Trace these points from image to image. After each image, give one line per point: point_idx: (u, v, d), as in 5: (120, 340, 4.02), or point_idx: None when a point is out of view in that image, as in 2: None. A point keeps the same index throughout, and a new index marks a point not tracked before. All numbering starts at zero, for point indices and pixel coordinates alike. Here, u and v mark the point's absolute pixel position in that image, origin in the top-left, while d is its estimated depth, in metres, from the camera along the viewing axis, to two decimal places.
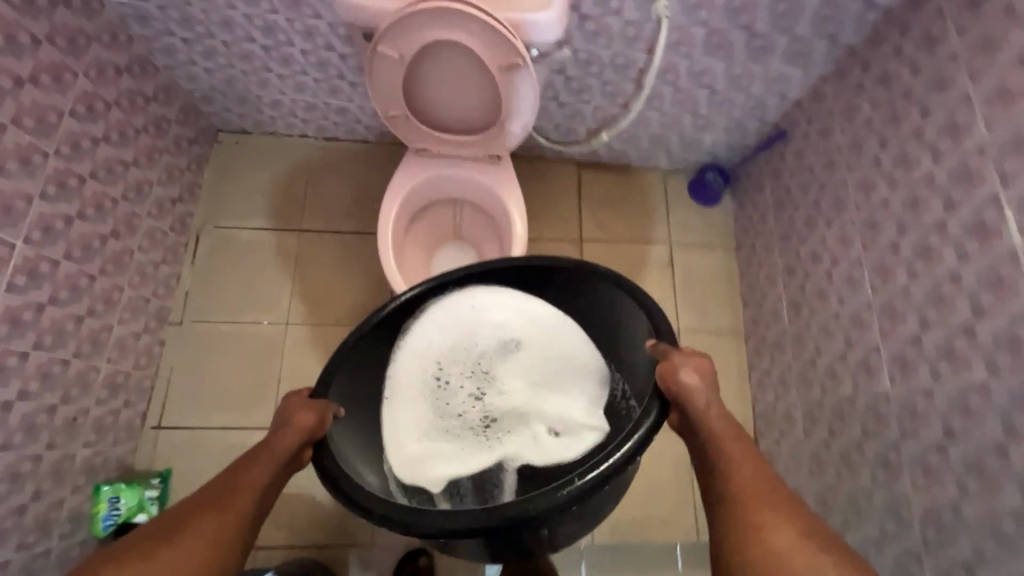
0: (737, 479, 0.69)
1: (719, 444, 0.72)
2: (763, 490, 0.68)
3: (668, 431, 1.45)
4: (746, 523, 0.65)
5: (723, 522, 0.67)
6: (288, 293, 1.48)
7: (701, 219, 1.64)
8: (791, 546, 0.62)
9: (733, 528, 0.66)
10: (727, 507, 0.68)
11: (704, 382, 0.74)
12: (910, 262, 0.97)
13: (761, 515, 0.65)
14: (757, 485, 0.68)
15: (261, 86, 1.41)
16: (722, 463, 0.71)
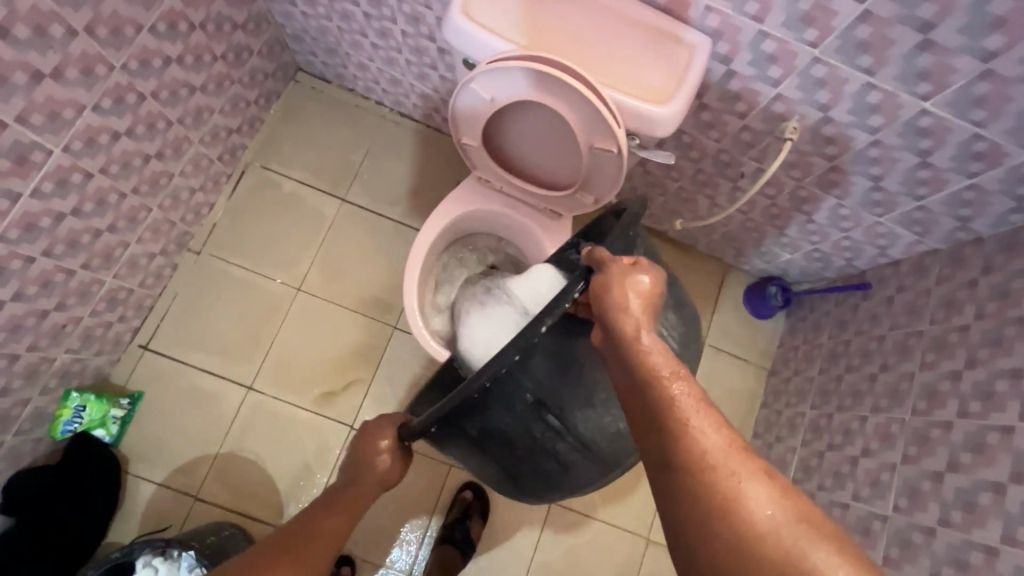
0: (693, 433, 0.52)
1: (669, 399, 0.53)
2: (725, 444, 0.51)
3: (628, 533, 1.38)
4: (707, 501, 0.49)
5: (678, 496, 0.51)
6: (310, 259, 1.43)
7: (746, 330, 1.51)
8: (767, 520, 0.48)
9: (692, 507, 0.50)
10: (680, 477, 0.51)
11: (639, 287, 0.61)
12: (949, 506, 0.87)
13: (719, 485, 0.50)
14: (715, 438, 0.51)
15: (352, 46, 1.34)
16: (672, 420, 0.53)
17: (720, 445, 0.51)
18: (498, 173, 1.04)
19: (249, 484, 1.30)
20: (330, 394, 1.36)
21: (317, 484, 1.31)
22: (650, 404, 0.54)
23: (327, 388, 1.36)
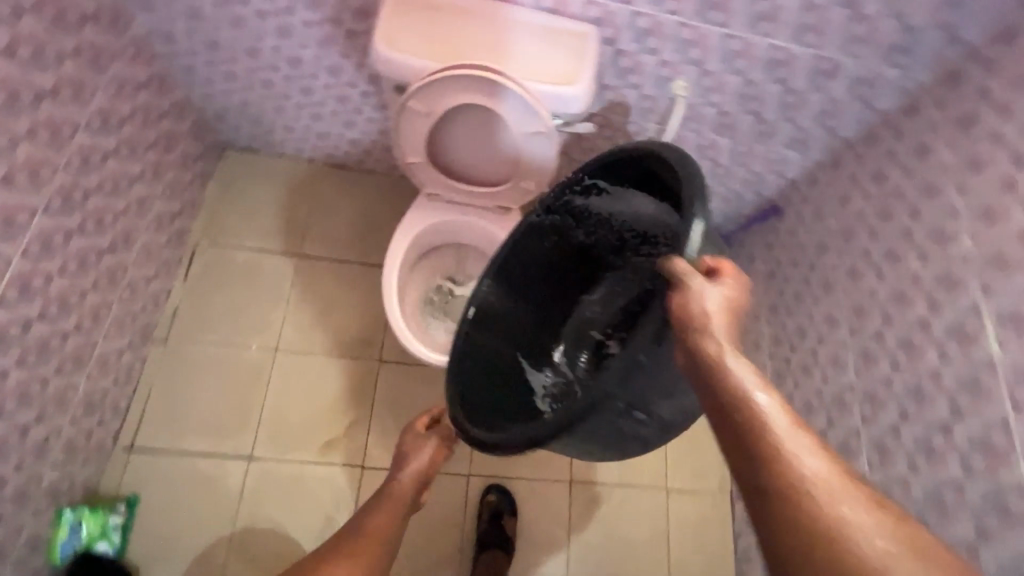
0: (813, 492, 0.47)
1: (781, 454, 0.49)
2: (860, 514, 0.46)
3: (648, 489, 1.45)
4: (810, 532, 0.46)
5: (772, 525, 0.47)
6: (281, 318, 1.45)
7: None
8: (881, 558, 0.44)
9: (790, 538, 0.46)
10: (773, 499, 0.48)
11: (717, 306, 0.59)
12: (895, 353, 1.02)
13: (827, 519, 0.46)
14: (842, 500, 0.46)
15: (276, 111, 1.42)
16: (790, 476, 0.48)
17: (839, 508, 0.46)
18: (450, 185, 1.15)
19: (272, 553, 1.26)
20: (333, 440, 1.36)
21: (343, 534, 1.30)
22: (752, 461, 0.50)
23: (329, 436, 1.36)
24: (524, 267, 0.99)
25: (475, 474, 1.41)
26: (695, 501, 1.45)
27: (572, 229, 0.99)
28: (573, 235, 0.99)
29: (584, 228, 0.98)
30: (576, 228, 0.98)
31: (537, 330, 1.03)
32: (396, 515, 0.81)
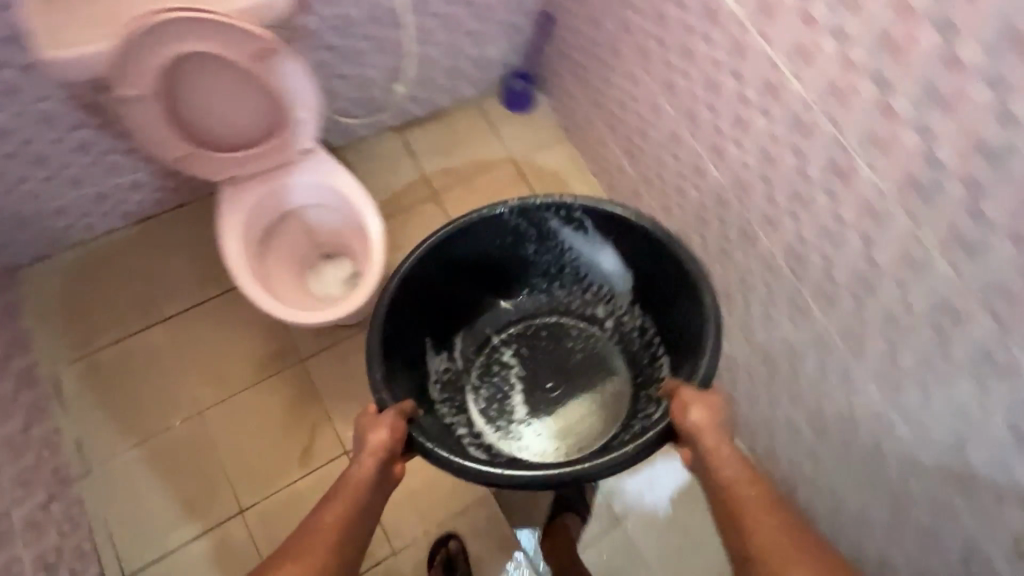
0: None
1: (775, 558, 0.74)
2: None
3: None
4: (740, 519, 0.79)
5: (729, 518, 0.81)
6: (186, 384, 1.38)
7: (527, 125, 1.70)
8: (792, 549, 0.75)
9: (739, 518, 0.79)
10: (731, 514, 0.80)
11: (698, 412, 0.87)
12: (682, 66, 1.12)
13: (752, 518, 0.78)
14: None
15: (37, 198, 1.29)
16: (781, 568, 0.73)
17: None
18: (247, 157, 1.15)
19: None
20: (308, 449, 1.36)
21: None
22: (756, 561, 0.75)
23: (300, 447, 1.36)
24: (473, 237, 1.18)
25: None
26: None
27: (527, 242, 1.24)
28: (526, 248, 1.25)
29: (537, 250, 1.26)
30: (534, 231, 1.21)
31: (439, 285, 1.21)
32: (356, 504, 0.84)
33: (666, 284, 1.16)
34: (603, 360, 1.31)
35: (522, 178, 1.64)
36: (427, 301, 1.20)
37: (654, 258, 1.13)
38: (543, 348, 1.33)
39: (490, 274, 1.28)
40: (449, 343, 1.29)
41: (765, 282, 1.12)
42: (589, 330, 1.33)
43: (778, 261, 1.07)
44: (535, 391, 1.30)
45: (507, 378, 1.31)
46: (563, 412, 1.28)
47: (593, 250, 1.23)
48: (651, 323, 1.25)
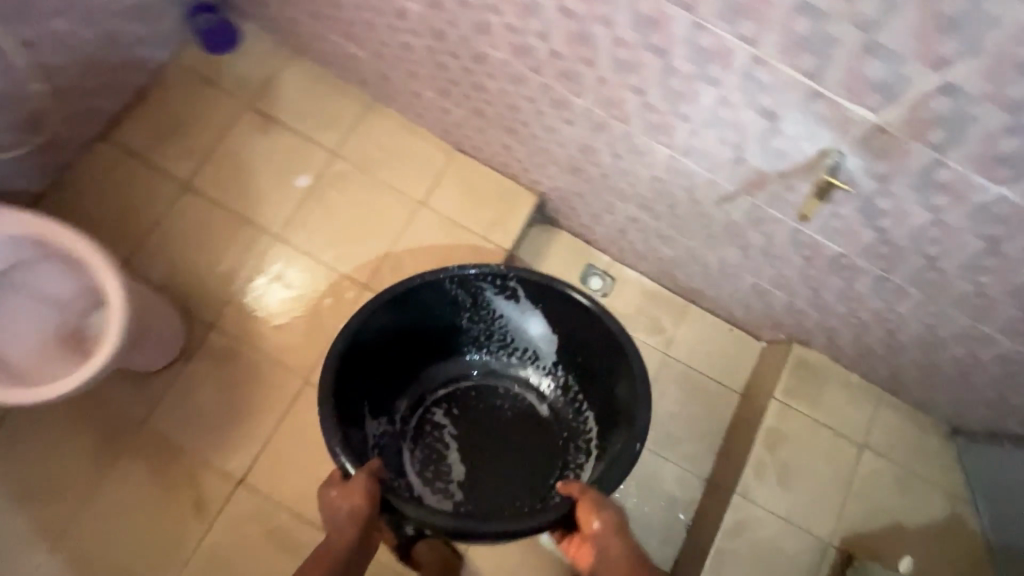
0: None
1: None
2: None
3: (410, 215, 1.44)
4: None
5: None
6: (25, 514, 1.21)
7: (245, 59, 1.48)
8: None
9: None
10: None
11: (602, 523, 0.97)
12: None
13: None
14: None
15: None
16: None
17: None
18: None
19: None
20: (196, 500, 1.24)
21: (294, 521, 1.26)
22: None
23: (189, 504, 1.24)
24: (410, 305, 1.23)
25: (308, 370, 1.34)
26: (442, 182, 1.46)
27: (462, 311, 1.32)
28: (462, 317, 1.33)
29: (469, 320, 1.34)
30: (466, 296, 1.29)
31: (369, 346, 1.21)
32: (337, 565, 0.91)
33: (598, 345, 1.24)
34: (541, 427, 1.34)
35: (270, 117, 1.46)
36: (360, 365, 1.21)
37: (565, 309, 1.25)
38: (477, 415, 1.35)
39: (427, 342, 1.34)
40: (387, 405, 1.30)
41: (521, 93, 1.09)
42: (526, 405, 1.37)
43: (515, 65, 1.02)
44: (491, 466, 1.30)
45: (442, 440, 1.32)
46: (492, 465, 1.30)
47: (509, 311, 1.31)
48: (572, 380, 1.35)
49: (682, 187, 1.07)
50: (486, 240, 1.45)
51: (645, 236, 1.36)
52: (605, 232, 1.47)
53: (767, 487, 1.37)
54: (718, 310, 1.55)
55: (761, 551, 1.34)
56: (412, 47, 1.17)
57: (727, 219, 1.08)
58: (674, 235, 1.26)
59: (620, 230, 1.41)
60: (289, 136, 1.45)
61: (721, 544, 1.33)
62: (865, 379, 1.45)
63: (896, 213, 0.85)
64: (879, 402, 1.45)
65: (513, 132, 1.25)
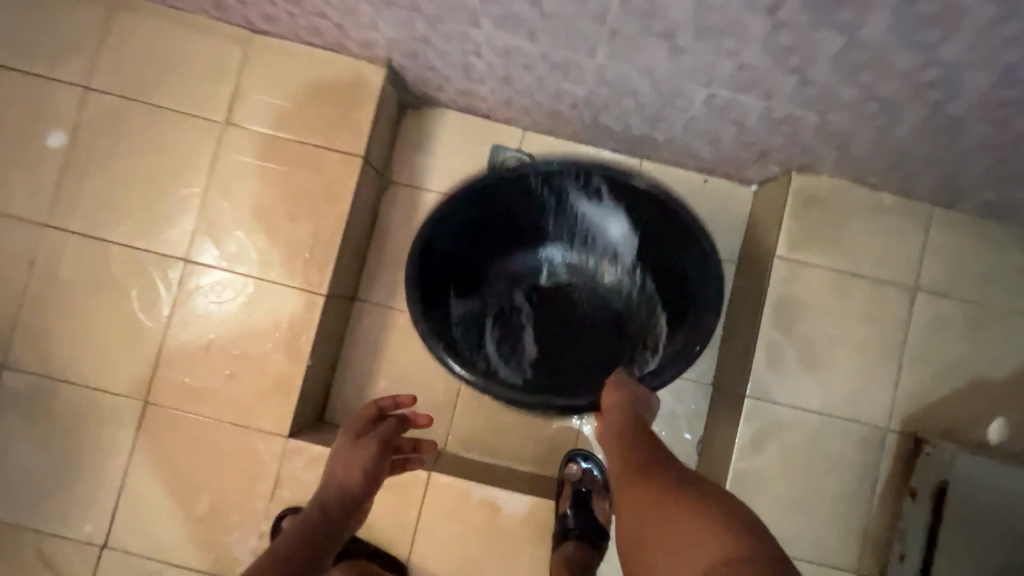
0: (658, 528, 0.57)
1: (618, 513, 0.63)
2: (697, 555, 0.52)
3: (221, 147, 1.02)
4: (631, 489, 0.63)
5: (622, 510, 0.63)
6: None
7: None
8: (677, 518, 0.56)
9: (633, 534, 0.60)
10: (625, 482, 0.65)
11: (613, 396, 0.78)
12: None
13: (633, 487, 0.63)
14: (704, 547, 0.52)
15: None
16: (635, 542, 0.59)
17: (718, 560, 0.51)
18: None
19: None
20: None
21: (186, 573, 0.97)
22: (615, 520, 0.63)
23: None
24: (485, 207, 1.01)
25: (142, 392, 0.99)
26: (251, 88, 1.03)
27: (545, 215, 1.05)
28: (545, 223, 1.06)
29: (556, 223, 1.06)
30: (550, 194, 1.02)
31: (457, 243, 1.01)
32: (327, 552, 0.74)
33: (676, 241, 0.96)
34: (613, 337, 1.01)
35: None
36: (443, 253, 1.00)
37: (663, 214, 0.96)
38: (556, 318, 1.04)
39: (514, 259, 1.08)
40: (473, 289, 1.05)
41: None
42: (603, 306, 1.04)
43: None
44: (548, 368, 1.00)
45: (510, 330, 1.04)
46: (550, 367, 1.00)
47: (609, 211, 1.02)
48: (653, 281, 1.02)
49: None
50: (329, 149, 1.02)
51: (537, 75, 0.91)
52: (490, 90, 1.01)
53: (787, 377, 1.00)
54: (679, 159, 1.11)
55: (795, 460, 0.99)
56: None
57: None
58: (570, 56, 0.82)
59: (504, 79, 0.95)
60: (21, 81, 1.01)
61: (741, 464, 0.99)
62: (903, 197, 1.02)
63: None
64: (928, 224, 1.02)
65: None
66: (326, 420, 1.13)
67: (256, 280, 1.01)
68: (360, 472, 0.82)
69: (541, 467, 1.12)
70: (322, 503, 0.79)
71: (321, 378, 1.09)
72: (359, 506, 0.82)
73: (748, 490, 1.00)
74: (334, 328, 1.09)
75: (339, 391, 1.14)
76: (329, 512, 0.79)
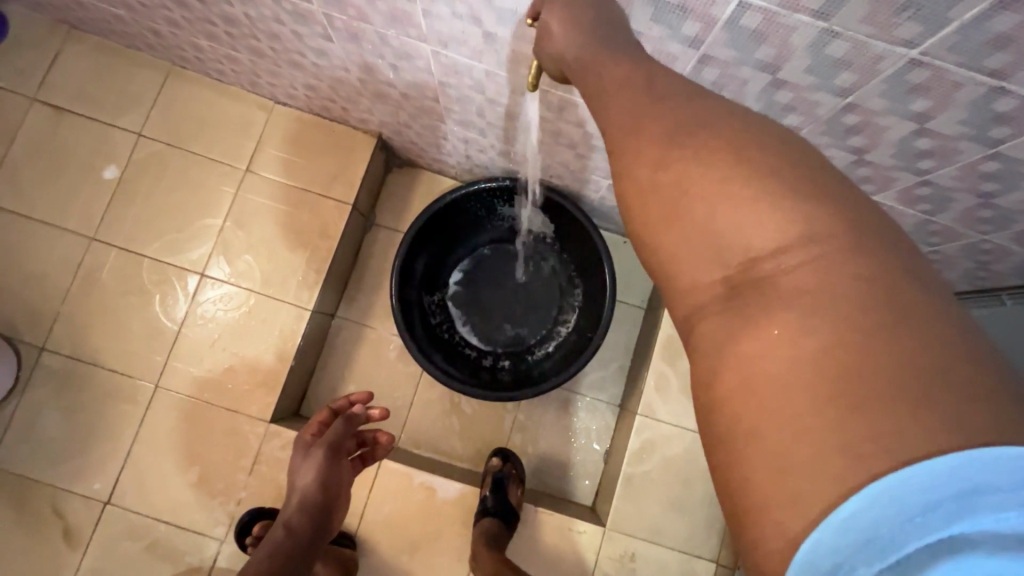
0: (643, 130, 0.42)
1: (615, 156, 0.44)
2: (770, 223, 0.37)
3: (240, 189, 1.30)
4: (636, 174, 0.42)
5: (640, 219, 0.43)
6: None
7: (16, 49, 1.29)
8: (710, 220, 0.39)
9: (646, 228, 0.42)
10: (645, 168, 0.42)
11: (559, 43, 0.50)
12: None
13: (622, 153, 0.43)
14: (758, 190, 0.38)
15: None
16: (651, 192, 0.41)
17: (791, 246, 0.36)
18: None
19: None
20: (64, 531, 1.16)
21: (172, 531, 1.18)
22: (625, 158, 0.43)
23: (57, 535, 1.16)
24: (438, 224, 1.26)
25: (155, 377, 1.23)
26: (268, 145, 1.31)
27: (479, 216, 1.31)
28: (482, 219, 1.32)
29: (489, 220, 1.33)
30: (479, 206, 1.28)
31: (418, 257, 1.27)
32: (317, 538, 1.01)
33: (575, 234, 1.25)
34: (546, 288, 1.35)
35: (62, 108, 1.28)
36: (411, 266, 1.26)
37: (564, 217, 1.24)
38: (502, 289, 1.36)
39: (468, 225, 1.32)
40: (435, 276, 1.34)
41: (272, 16, 0.90)
42: (535, 272, 1.36)
43: None
44: (505, 332, 1.34)
45: (471, 296, 1.36)
46: (507, 331, 1.34)
47: (528, 211, 1.28)
48: (565, 252, 1.32)
49: (479, 90, 0.91)
50: (325, 196, 1.30)
51: (489, 156, 1.20)
52: (456, 161, 1.30)
53: (671, 402, 1.28)
54: (603, 224, 1.40)
55: (673, 469, 1.24)
56: None
57: (534, 117, 0.93)
58: (511, 148, 1.11)
59: (465, 155, 1.24)
60: (89, 126, 1.29)
61: (630, 468, 1.25)
62: None
63: (662, 59, 0.65)
64: None
65: (309, 70, 1.07)
66: (302, 413, 1.36)
67: (257, 295, 1.27)
68: (317, 477, 1.03)
69: (474, 464, 1.37)
70: (287, 522, 0.99)
71: (300, 378, 1.33)
72: (330, 504, 1.04)
73: (638, 492, 1.23)
74: (315, 338, 1.34)
75: (314, 389, 1.38)
76: (296, 529, 0.99)
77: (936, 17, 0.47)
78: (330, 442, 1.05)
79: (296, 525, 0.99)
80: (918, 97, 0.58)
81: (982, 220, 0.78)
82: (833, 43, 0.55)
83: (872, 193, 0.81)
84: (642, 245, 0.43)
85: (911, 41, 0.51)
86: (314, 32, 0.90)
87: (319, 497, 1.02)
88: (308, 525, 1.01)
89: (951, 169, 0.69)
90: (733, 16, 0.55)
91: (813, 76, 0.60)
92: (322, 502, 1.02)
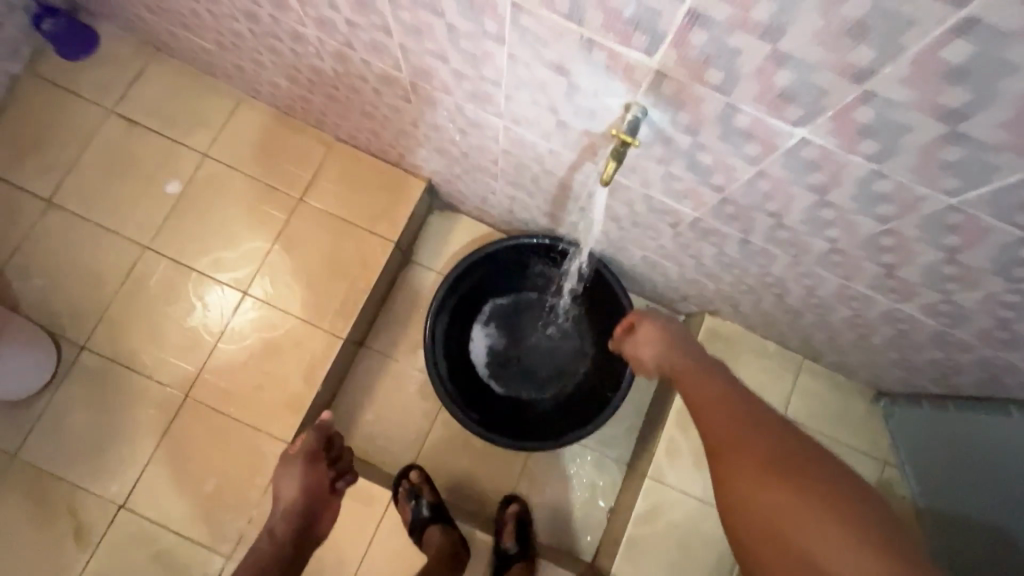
0: (745, 465, 0.68)
1: (720, 460, 0.71)
2: (845, 562, 0.59)
3: (292, 216, 1.36)
4: (736, 489, 0.68)
5: (740, 521, 0.68)
6: None
7: (103, 63, 1.38)
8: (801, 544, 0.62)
9: (749, 533, 0.66)
10: (743, 483, 0.68)
11: (644, 348, 0.96)
12: None
13: (725, 463, 0.71)
14: (822, 534, 0.61)
15: None
16: (760, 516, 0.65)
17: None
18: None
19: None
20: (75, 529, 1.18)
21: (180, 541, 1.20)
22: (720, 488, 0.71)
23: (68, 534, 1.18)
24: (477, 271, 1.33)
25: (186, 386, 1.27)
26: (323, 178, 1.38)
27: (517, 268, 1.38)
28: (519, 272, 1.39)
29: (525, 274, 1.39)
30: (517, 260, 1.35)
31: (455, 300, 1.33)
32: (300, 545, 1.05)
33: (606, 298, 1.31)
34: (569, 345, 1.41)
35: (137, 122, 1.37)
36: (447, 308, 1.31)
37: (597, 280, 1.30)
38: (528, 340, 1.42)
39: (504, 274, 1.39)
40: (467, 318, 1.40)
41: (357, 74, 0.99)
42: (561, 328, 1.42)
43: (337, 47, 0.93)
44: (527, 383, 1.40)
45: (497, 343, 1.42)
46: (528, 382, 1.39)
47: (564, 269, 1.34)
48: (592, 313, 1.38)
49: (539, 161, 0.98)
50: (370, 232, 1.37)
51: (533, 214, 1.27)
52: (498, 214, 1.37)
53: (680, 468, 1.30)
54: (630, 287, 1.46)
55: (677, 536, 1.26)
56: (240, 33, 1.06)
57: (586, 191, 1.00)
58: (555, 212, 1.18)
59: (509, 210, 1.31)
60: (159, 141, 1.36)
61: (635, 530, 1.26)
62: (783, 347, 1.38)
63: (722, 168, 0.72)
64: (799, 369, 1.38)
65: (379, 121, 1.15)
66: None
67: (293, 318, 1.32)
68: (300, 488, 1.07)
69: (480, 506, 1.39)
70: (272, 530, 1.05)
71: (322, 403, 1.37)
72: (312, 513, 1.07)
73: (640, 555, 1.25)
74: (341, 365, 1.38)
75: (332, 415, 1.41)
76: (280, 537, 1.04)
77: (977, 177, 0.54)
78: (307, 453, 1.08)
79: (280, 532, 1.04)
80: (951, 233, 0.64)
81: (999, 340, 0.83)
82: (880, 182, 0.61)
83: (898, 301, 0.87)
84: (743, 541, 0.68)
85: (952, 191, 0.57)
86: (394, 92, 0.99)
87: (303, 506, 1.06)
88: (291, 536, 1.05)
89: (975, 294, 0.74)
90: (794, 147, 0.62)
91: (857, 202, 0.67)
92: (305, 509, 1.06)
